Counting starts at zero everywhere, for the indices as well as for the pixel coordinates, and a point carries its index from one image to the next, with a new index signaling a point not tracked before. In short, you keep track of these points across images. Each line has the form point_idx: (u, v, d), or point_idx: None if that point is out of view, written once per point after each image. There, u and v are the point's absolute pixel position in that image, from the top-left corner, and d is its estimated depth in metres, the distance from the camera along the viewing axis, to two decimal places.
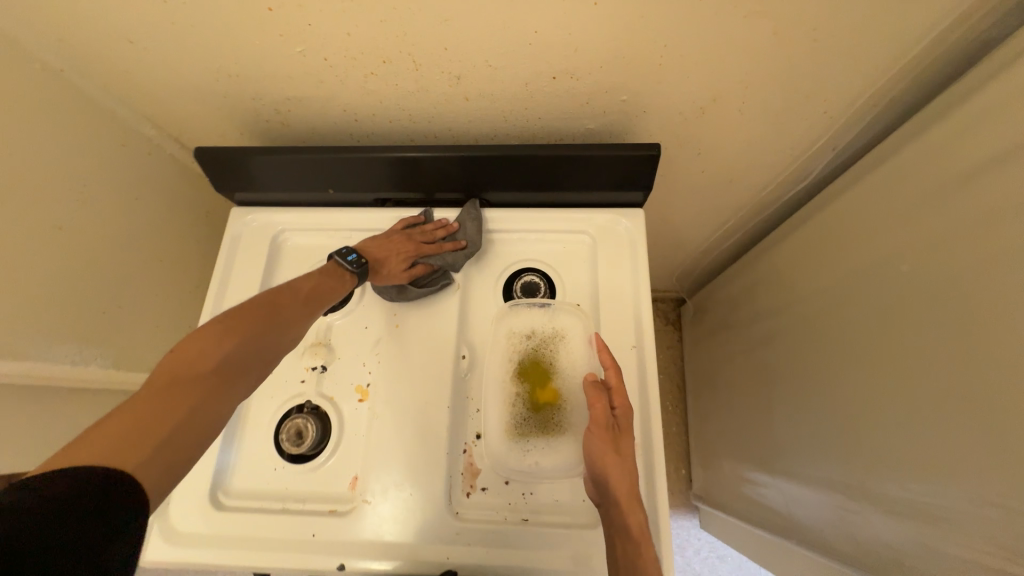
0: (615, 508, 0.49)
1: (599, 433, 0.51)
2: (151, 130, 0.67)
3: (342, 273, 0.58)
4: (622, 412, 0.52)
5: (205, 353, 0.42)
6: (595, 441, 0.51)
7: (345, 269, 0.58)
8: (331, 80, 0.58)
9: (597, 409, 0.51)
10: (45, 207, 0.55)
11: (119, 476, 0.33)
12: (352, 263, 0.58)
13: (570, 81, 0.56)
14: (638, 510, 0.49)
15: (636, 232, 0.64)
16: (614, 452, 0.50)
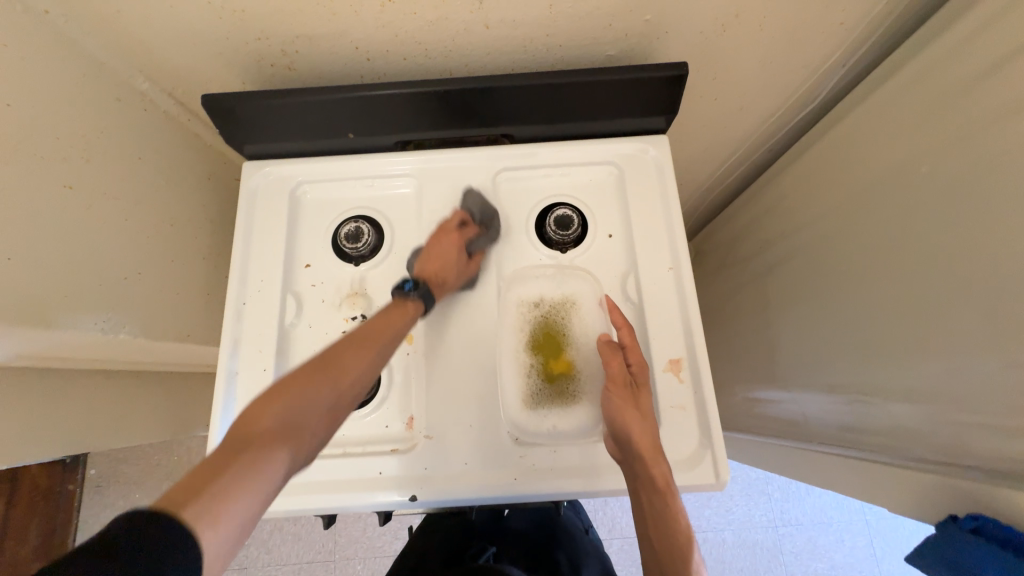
0: (638, 463, 0.51)
1: (618, 394, 0.53)
2: (143, 83, 0.62)
3: (400, 299, 0.56)
4: (637, 372, 0.54)
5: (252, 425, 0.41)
6: (615, 402, 0.53)
7: (405, 295, 0.55)
8: (344, 12, 0.55)
9: (613, 367, 0.54)
10: (51, 165, 0.51)
11: (174, 521, 0.32)
12: (413, 290, 0.56)
13: (595, 0, 0.55)
14: (662, 463, 0.50)
15: (662, 158, 0.65)
16: (634, 408, 0.52)
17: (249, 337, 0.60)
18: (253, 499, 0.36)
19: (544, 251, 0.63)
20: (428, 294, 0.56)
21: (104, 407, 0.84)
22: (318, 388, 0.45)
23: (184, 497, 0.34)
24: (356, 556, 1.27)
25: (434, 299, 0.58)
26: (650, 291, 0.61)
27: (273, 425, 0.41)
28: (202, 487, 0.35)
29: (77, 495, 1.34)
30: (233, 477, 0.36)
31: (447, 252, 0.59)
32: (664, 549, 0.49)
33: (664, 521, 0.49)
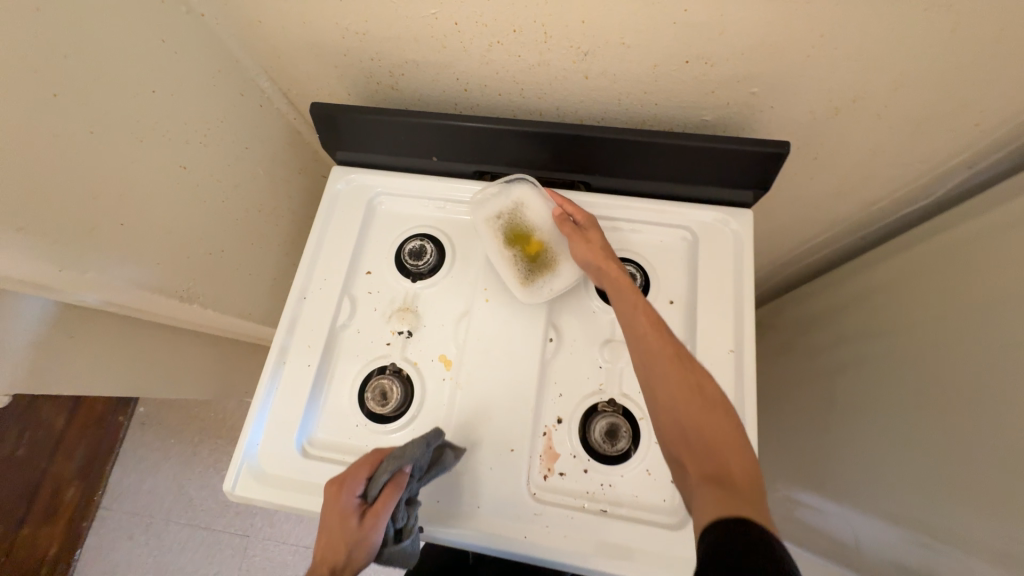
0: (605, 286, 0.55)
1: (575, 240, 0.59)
2: (265, 82, 0.68)
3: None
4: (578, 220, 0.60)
5: None
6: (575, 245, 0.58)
7: None
8: (454, 46, 0.57)
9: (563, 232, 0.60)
10: (175, 145, 0.57)
11: None
12: None
13: (703, 67, 0.54)
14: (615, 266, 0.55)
15: (742, 234, 0.61)
16: (581, 241, 0.58)
17: (301, 331, 0.62)
18: None
19: (599, 305, 0.61)
20: None
21: (167, 360, 0.92)
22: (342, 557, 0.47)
23: None
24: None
25: None
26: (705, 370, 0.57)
27: None
28: None
29: (123, 428, 1.47)
30: None
31: (335, 550, 0.46)
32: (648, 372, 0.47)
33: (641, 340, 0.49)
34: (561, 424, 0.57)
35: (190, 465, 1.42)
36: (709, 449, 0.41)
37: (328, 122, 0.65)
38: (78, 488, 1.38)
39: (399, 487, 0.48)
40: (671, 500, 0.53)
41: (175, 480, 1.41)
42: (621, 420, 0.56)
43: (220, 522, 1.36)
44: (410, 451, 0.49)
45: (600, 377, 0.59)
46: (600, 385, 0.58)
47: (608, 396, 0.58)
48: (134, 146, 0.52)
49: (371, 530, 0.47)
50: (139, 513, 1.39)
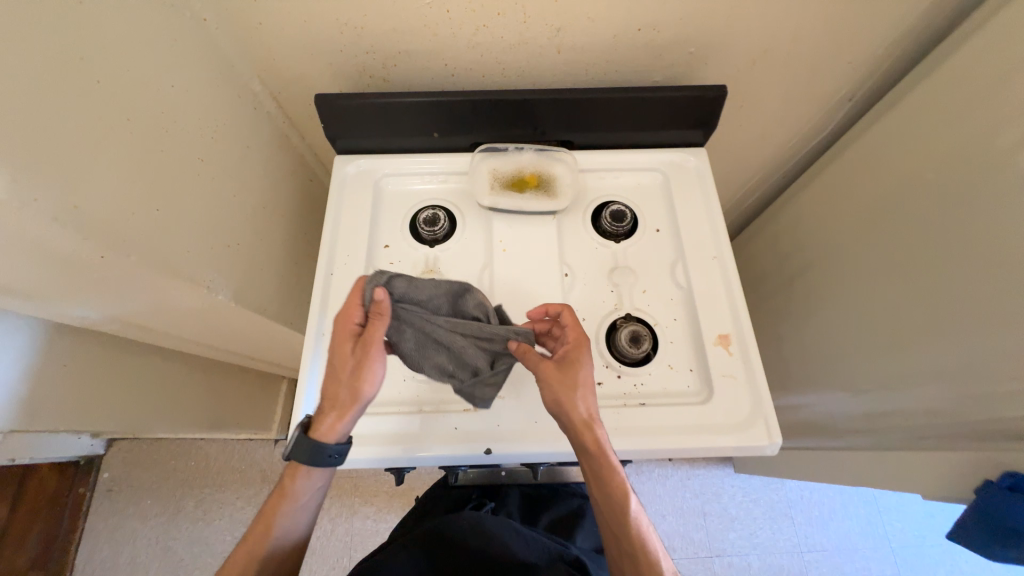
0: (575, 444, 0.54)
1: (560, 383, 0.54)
2: (257, 86, 0.72)
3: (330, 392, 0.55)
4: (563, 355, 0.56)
5: (330, 401, 0.54)
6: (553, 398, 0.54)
7: (303, 428, 0.55)
8: (444, 33, 0.66)
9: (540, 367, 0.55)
10: (193, 140, 0.60)
11: (330, 449, 0.54)
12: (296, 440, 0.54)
13: (651, 33, 0.67)
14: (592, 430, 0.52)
15: (702, 167, 0.74)
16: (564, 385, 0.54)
17: (334, 304, 0.65)
18: (351, 414, 0.54)
19: (600, 241, 0.71)
20: (326, 404, 0.55)
21: (159, 391, 0.88)
22: (349, 368, 0.54)
23: (326, 432, 0.54)
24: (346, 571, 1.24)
25: (338, 397, 0.54)
26: (697, 276, 0.67)
27: (345, 389, 0.54)
28: (331, 424, 0.54)
29: (86, 499, 1.30)
30: (337, 408, 0.54)
31: (343, 369, 0.54)
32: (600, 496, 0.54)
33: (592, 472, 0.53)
34: (589, 342, 0.65)
35: (174, 523, 1.29)
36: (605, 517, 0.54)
37: (331, 114, 0.70)
38: None
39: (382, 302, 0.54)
40: (694, 383, 0.62)
41: (159, 544, 1.28)
42: (640, 327, 0.64)
43: None
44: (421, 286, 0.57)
45: (613, 298, 0.67)
46: (615, 305, 0.67)
47: (624, 312, 0.67)
48: (160, 136, 0.54)
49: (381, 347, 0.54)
50: None
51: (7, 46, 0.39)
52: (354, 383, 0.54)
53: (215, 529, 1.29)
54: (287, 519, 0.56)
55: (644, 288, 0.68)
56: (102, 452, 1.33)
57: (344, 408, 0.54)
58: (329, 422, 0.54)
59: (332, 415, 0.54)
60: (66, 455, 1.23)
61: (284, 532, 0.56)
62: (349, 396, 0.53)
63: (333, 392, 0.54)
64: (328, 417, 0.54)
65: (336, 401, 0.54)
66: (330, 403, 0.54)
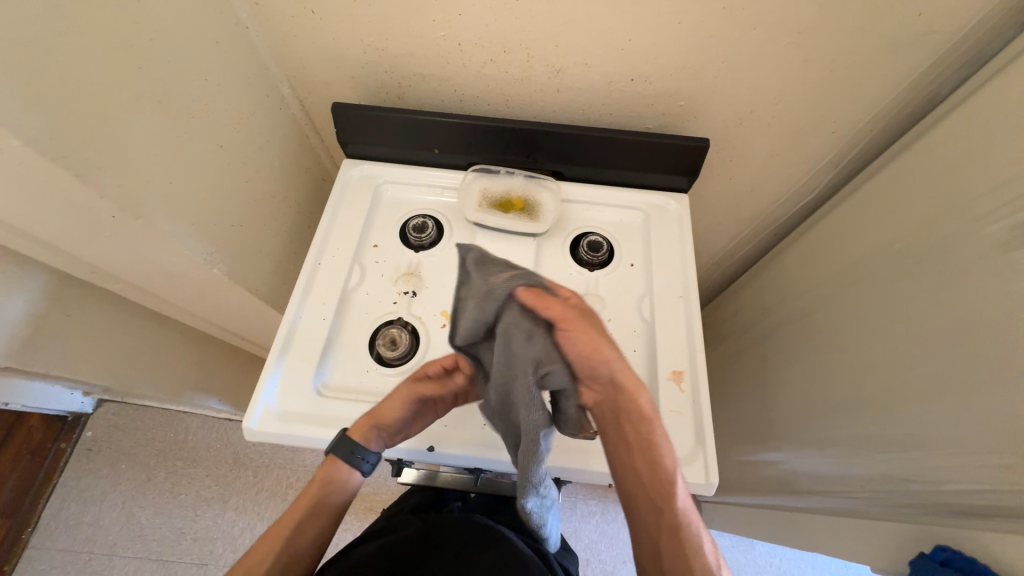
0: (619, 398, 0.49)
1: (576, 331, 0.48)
2: (285, 89, 0.81)
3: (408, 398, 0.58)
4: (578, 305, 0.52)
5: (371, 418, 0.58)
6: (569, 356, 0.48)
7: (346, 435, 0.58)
8: (455, 62, 0.73)
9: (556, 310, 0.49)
10: (216, 127, 0.67)
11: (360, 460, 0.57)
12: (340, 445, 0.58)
13: (644, 83, 0.73)
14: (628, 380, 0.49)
15: (682, 211, 0.78)
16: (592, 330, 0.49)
17: (316, 290, 0.69)
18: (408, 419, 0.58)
19: (574, 267, 0.74)
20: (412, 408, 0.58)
21: (150, 354, 0.93)
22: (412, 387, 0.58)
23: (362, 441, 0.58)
24: None
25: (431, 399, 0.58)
26: (661, 313, 0.70)
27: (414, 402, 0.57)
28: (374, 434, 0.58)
29: (65, 455, 1.34)
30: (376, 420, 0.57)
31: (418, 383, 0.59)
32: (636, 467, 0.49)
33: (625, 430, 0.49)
34: None
35: (143, 491, 1.32)
36: (633, 494, 0.49)
37: (345, 121, 0.77)
38: (2, 526, 1.23)
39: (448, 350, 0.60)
40: None
41: (125, 509, 1.30)
42: None
43: (175, 551, 1.26)
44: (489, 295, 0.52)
45: None
46: None
47: None
48: (187, 119, 0.61)
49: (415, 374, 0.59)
50: (77, 549, 1.25)
51: (69, 28, 0.46)
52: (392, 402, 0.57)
53: (180, 504, 1.31)
54: (327, 489, 0.58)
55: (610, 317, 0.71)
56: (90, 411, 1.38)
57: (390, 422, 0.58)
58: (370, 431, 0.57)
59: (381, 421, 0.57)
60: (56, 408, 1.28)
61: (322, 501, 0.58)
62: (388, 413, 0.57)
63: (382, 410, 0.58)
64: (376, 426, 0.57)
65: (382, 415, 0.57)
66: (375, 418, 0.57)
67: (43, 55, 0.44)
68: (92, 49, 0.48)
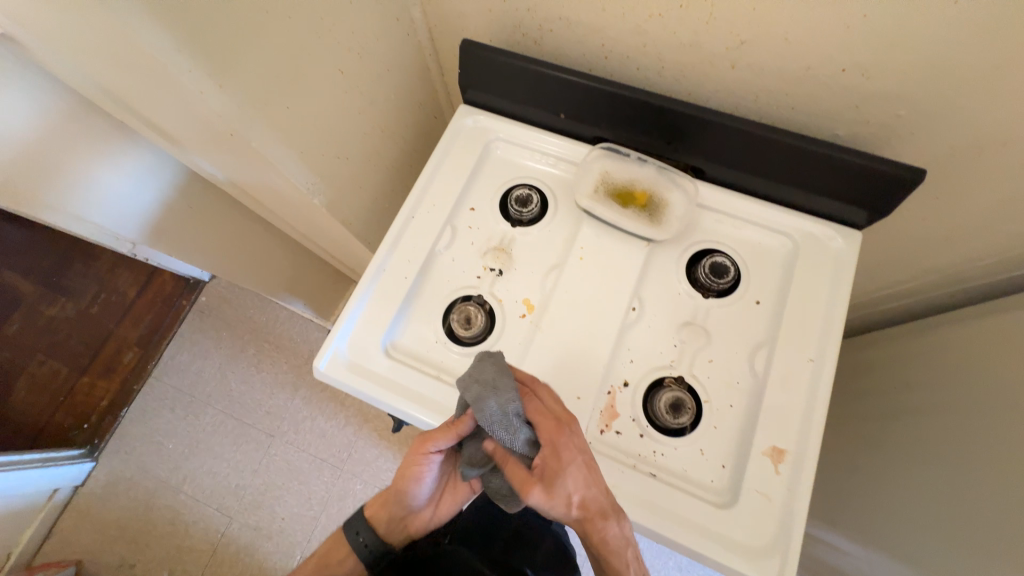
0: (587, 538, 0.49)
1: (537, 490, 0.49)
2: (417, 14, 0.73)
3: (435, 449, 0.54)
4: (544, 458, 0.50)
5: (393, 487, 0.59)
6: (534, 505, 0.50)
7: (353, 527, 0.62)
8: (612, 11, 0.60)
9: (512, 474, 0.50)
10: (341, 51, 0.62)
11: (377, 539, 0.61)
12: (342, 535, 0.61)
13: (856, 78, 0.55)
14: (606, 533, 0.48)
15: (847, 251, 0.61)
16: (546, 494, 0.49)
17: (403, 245, 0.66)
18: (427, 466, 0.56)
19: (686, 288, 0.63)
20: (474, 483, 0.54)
21: (254, 254, 1.00)
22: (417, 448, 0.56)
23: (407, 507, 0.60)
24: (332, 461, 1.41)
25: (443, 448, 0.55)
26: (778, 373, 0.57)
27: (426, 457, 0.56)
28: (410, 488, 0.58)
29: (185, 310, 1.57)
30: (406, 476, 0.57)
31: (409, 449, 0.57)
32: None
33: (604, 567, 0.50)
34: (626, 387, 0.60)
35: (236, 359, 1.52)
36: None
37: (473, 62, 0.68)
38: (137, 353, 1.50)
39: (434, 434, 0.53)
40: (719, 482, 0.55)
41: (220, 369, 1.52)
42: (687, 397, 0.58)
43: (251, 417, 1.47)
44: (477, 392, 0.49)
45: (672, 354, 0.61)
46: (671, 362, 0.60)
47: (677, 373, 0.60)
48: (315, 41, 0.57)
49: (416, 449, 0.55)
50: (183, 389, 1.51)
51: None
52: (408, 468, 0.57)
53: (261, 379, 1.50)
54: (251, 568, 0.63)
55: (711, 358, 0.60)
56: (207, 280, 1.59)
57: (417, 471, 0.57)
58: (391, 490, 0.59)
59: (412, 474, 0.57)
60: (182, 270, 1.49)
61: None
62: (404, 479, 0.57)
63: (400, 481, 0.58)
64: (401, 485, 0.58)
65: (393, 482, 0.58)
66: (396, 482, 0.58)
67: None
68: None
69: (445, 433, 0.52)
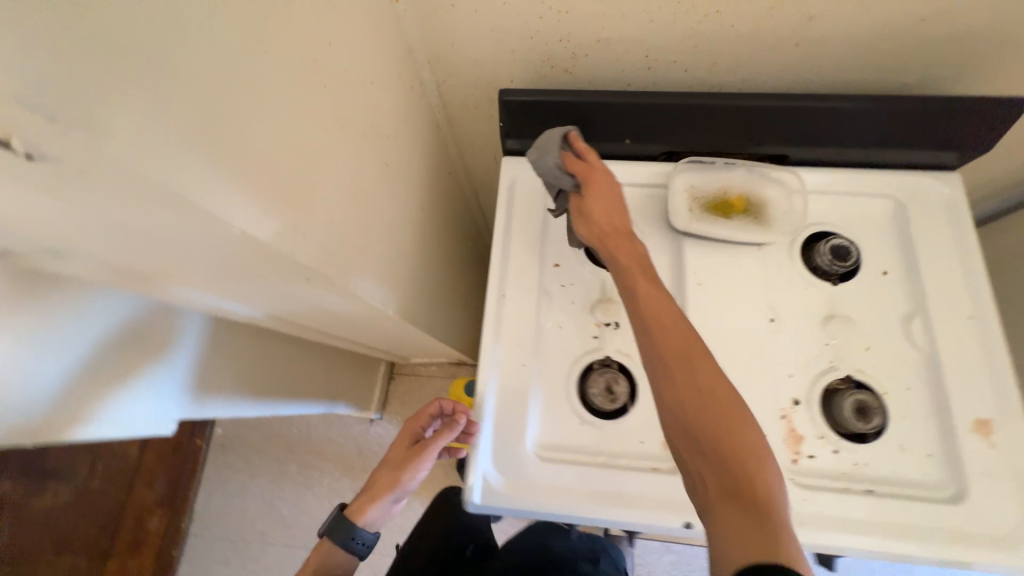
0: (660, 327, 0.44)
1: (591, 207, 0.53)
2: (426, 74, 0.65)
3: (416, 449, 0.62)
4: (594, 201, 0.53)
5: (382, 488, 0.61)
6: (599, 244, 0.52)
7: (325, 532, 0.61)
8: (662, 20, 0.55)
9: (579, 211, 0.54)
10: (380, 142, 0.53)
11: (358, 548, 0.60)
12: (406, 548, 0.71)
13: (936, 26, 0.52)
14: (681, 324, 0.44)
15: (955, 199, 0.60)
16: (613, 232, 0.51)
17: (507, 329, 0.59)
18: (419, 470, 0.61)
19: (811, 281, 0.59)
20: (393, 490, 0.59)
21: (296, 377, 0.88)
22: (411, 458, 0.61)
23: (387, 495, 0.61)
24: None
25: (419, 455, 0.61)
26: (944, 341, 0.55)
27: (417, 461, 0.61)
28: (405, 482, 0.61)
29: (202, 451, 1.40)
30: (406, 473, 0.61)
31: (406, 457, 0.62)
32: (721, 457, 0.37)
33: (704, 413, 0.39)
34: (799, 405, 0.55)
35: (279, 483, 1.37)
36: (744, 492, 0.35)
37: (513, 111, 0.61)
38: (162, 517, 1.33)
39: (427, 408, 0.63)
40: (937, 474, 0.51)
41: (266, 500, 1.36)
42: (867, 396, 0.53)
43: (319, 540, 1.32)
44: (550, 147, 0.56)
45: (828, 354, 0.56)
46: (832, 363, 0.56)
47: (843, 373, 0.56)
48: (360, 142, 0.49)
49: (420, 457, 0.60)
50: (232, 536, 1.34)
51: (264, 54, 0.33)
52: (405, 471, 0.61)
53: (315, 495, 1.36)
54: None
55: (868, 346, 0.56)
56: None
57: (412, 467, 0.61)
58: (383, 487, 0.61)
59: (407, 470, 0.61)
60: None
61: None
62: (398, 478, 0.61)
63: (389, 484, 0.61)
64: (395, 484, 0.61)
65: (378, 488, 0.62)
66: (387, 484, 0.61)
67: (252, 93, 0.32)
68: (288, 72, 0.36)
69: (440, 436, 0.58)
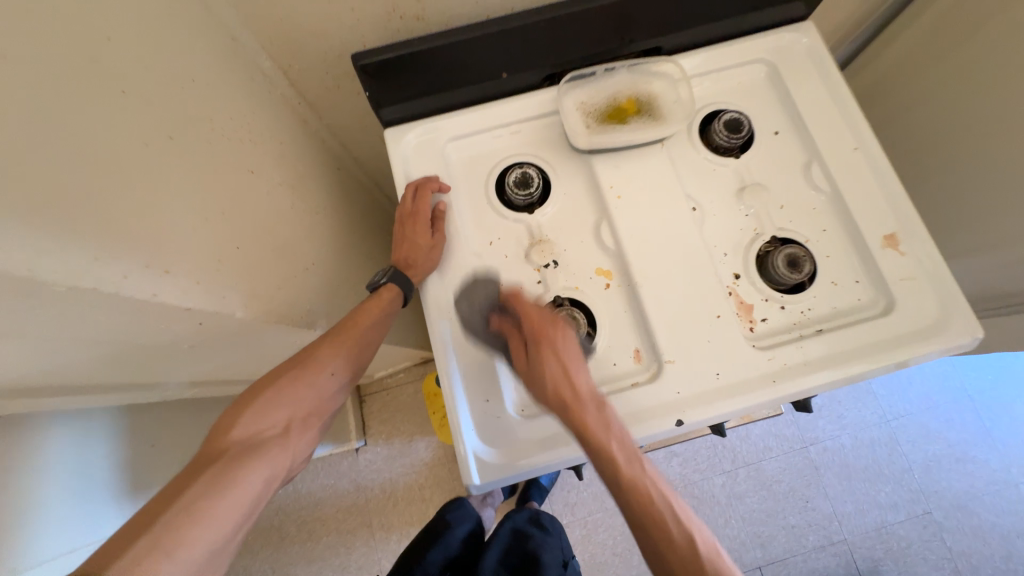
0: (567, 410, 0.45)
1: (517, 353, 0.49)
2: (265, 63, 0.57)
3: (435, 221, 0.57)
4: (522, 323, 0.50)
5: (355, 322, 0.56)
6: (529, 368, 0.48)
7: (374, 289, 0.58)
8: None
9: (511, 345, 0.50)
10: (234, 147, 0.46)
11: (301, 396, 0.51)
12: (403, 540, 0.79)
13: None
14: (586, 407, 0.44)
15: (812, 46, 0.63)
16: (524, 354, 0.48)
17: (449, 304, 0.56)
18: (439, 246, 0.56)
19: (717, 160, 0.61)
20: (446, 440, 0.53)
21: None
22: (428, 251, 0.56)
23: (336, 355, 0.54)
24: None
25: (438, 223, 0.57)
26: (841, 176, 0.59)
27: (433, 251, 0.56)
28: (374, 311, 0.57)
29: None
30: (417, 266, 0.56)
31: (415, 236, 0.57)
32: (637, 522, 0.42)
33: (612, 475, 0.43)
34: (741, 278, 0.57)
35: None
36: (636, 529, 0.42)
37: (375, 75, 0.56)
38: None
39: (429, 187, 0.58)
40: (868, 295, 0.56)
41: None
42: (796, 249, 0.56)
43: None
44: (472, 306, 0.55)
45: (751, 224, 0.59)
46: (756, 230, 0.59)
47: (768, 236, 0.58)
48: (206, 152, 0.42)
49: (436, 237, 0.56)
50: None
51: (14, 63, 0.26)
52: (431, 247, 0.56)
53: None
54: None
55: (782, 205, 0.59)
56: None
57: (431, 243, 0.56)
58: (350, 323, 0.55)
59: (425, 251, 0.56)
60: None
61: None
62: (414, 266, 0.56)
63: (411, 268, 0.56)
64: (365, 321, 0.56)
65: (409, 269, 0.56)
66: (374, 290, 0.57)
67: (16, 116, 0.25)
68: (63, 83, 0.29)
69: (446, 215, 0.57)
